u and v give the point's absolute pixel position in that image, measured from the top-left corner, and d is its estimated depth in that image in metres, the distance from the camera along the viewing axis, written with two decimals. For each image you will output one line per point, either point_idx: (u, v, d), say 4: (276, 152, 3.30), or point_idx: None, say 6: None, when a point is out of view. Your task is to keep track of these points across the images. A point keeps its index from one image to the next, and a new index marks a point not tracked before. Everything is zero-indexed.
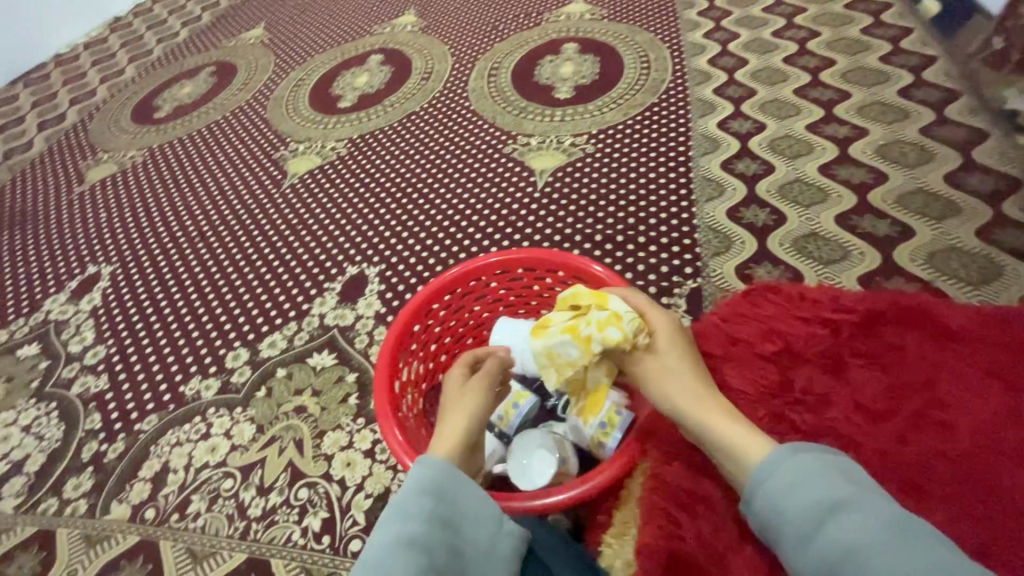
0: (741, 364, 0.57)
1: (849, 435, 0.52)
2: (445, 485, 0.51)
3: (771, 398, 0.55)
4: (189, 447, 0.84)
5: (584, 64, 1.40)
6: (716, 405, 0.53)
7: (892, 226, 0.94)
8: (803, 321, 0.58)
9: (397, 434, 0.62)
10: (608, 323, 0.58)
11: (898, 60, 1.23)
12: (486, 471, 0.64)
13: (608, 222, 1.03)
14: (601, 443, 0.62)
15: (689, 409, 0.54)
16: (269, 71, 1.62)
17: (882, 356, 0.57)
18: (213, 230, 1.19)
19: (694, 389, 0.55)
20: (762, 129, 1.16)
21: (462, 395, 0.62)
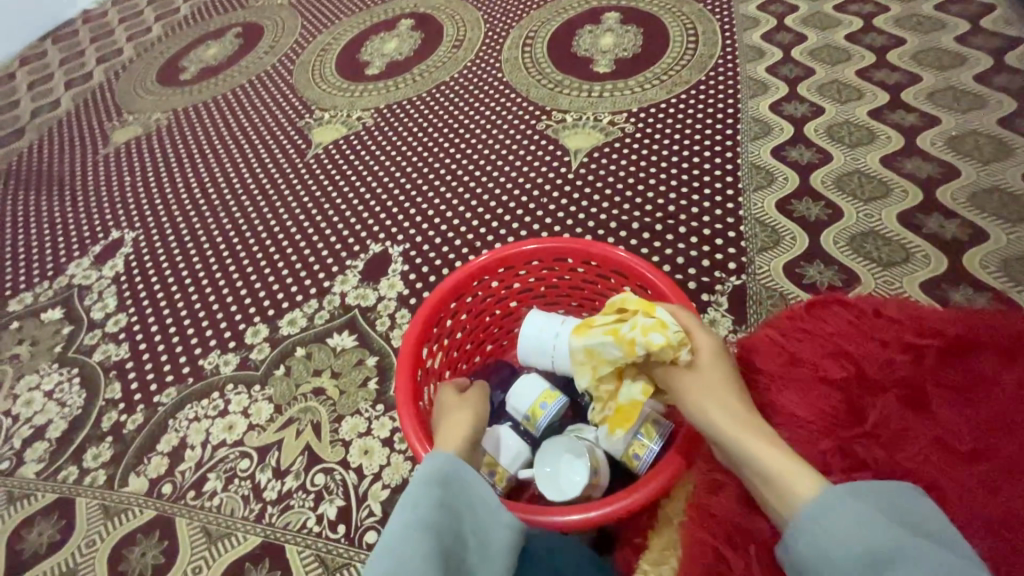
0: (801, 390, 0.48)
1: (932, 481, 0.42)
2: (453, 475, 0.50)
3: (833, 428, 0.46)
4: (207, 423, 0.82)
5: (627, 35, 1.31)
6: (762, 434, 0.46)
7: (962, 228, 0.86)
8: (878, 339, 0.49)
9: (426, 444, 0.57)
10: (653, 330, 0.53)
11: (977, 42, 1.12)
12: (510, 476, 0.61)
13: (646, 209, 0.97)
14: (637, 455, 0.58)
15: (729, 433, 0.47)
16: (296, 34, 1.56)
17: (987, 388, 0.45)
18: (235, 199, 1.16)
19: (739, 413, 0.48)
20: (819, 113, 1.06)
21: (463, 404, 0.61)
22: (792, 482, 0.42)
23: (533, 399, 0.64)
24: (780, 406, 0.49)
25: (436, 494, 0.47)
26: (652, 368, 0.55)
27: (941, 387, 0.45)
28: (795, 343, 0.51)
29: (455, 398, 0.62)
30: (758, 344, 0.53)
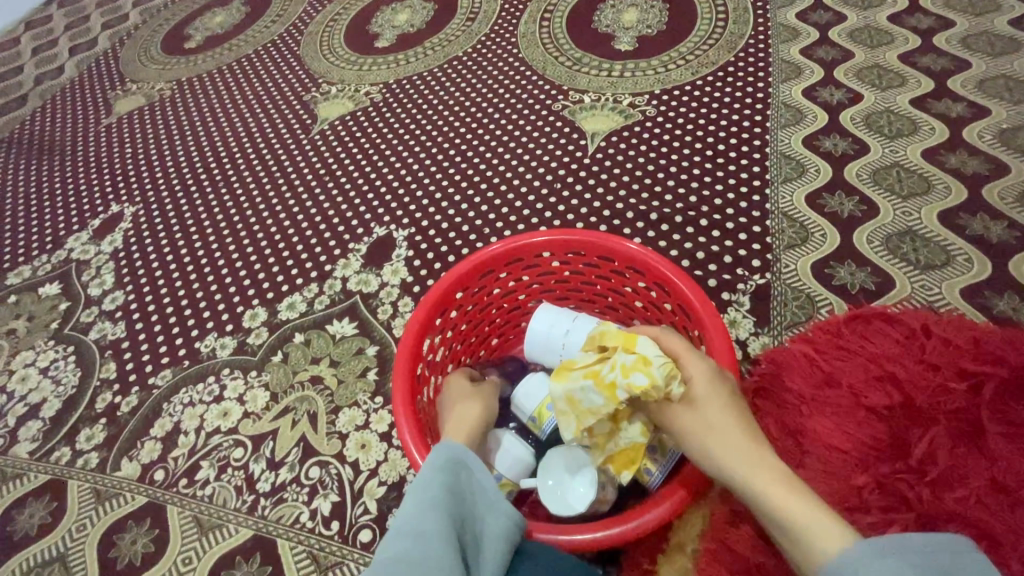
0: (837, 415, 0.46)
1: (981, 525, 0.39)
2: (456, 463, 0.48)
3: (872, 459, 0.43)
4: (202, 409, 0.80)
5: (652, 11, 1.23)
6: (775, 473, 0.43)
7: (1008, 230, 0.80)
8: (926, 366, 0.46)
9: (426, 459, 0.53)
10: (634, 367, 0.49)
11: None
12: (513, 483, 0.58)
13: (666, 200, 0.91)
14: (648, 470, 0.54)
15: (739, 473, 0.44)
16: (304, 2, 1.49)
17: None
18: (237, 175, 1.12)
19: (746, 451, 0.45)
20: (857, 101, 0.99)
21: (476, 394, 0.59)
22: (811, 528, 0.39)
23: (540, 399, 0.61)
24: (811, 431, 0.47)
25: (440, 481, 0.45)
26: (645, 404, 0.51)
27: (998, 419, 0.42)
28: (833, 364, 0.49)
29: (466, 387, 0.61)
30: (793, 363, 0.51)
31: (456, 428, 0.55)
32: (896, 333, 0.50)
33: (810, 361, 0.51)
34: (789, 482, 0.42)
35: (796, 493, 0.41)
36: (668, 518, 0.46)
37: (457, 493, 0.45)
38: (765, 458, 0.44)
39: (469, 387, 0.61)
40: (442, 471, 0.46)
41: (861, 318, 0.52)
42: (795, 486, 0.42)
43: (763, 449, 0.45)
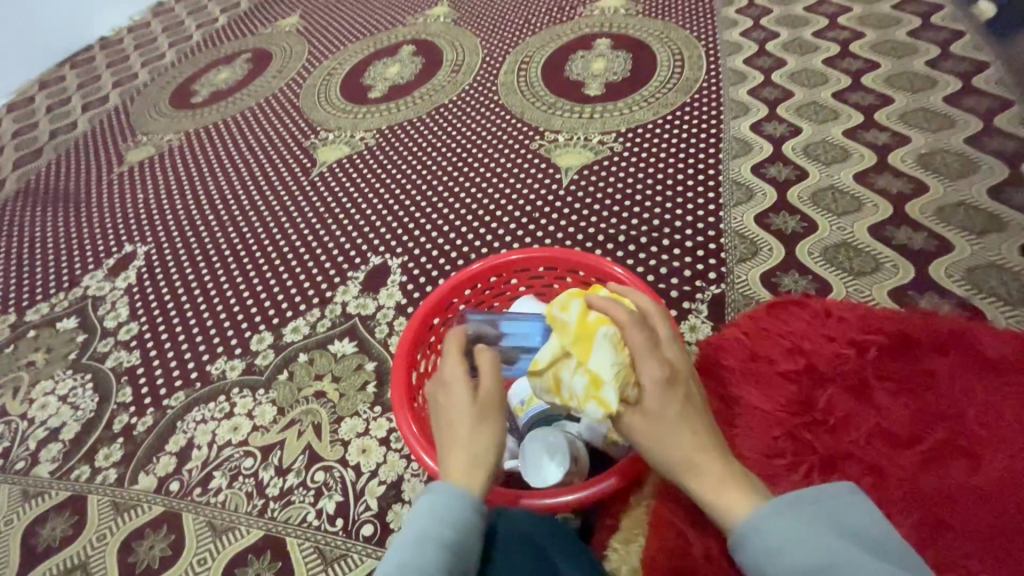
0: (768, 383, 0.57)
1: (873, 461, 0.51)
2: (443, 501, 0.49)
3: (790, 416, 0.55)
4: (214, 425, 0.87)
5: (617, 60, 1.38)
6: (716, 475, 0.49)
7: (929, 239, 0.91)
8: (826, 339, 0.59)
9: (428, 459, 0.60)
10: (587, 391, 0.52)
11: (947, 66, 1.19)
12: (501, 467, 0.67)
13: (631, 223, 1.02)
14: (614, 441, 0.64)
15: (686, 476, 0.50)
16: (303, 59, 1.64)
17: (913, 380, 0.55)
18: (243, 215, 1.22)
19: (692, 455, 0.50)
20: (796, 133, 1.13)
21: (482, 413, 0.56)
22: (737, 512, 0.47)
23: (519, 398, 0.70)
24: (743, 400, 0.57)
25: (429, 525, 0.47)
26: None
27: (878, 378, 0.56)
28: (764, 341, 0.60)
29: (467, 406, 0.56)
30: (726, 343, 0.62)
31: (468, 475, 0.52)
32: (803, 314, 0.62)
33: (740, 341, 0.62)
34: (727, 481, 0.49)
35: (732, 487, 0.48)
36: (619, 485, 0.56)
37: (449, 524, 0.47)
38: (708, 459, 0.50)
39: (471, 402, 0.56)
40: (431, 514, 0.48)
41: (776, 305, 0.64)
42: (732, 477, 0.49)
43: (709, 448, 0.51)
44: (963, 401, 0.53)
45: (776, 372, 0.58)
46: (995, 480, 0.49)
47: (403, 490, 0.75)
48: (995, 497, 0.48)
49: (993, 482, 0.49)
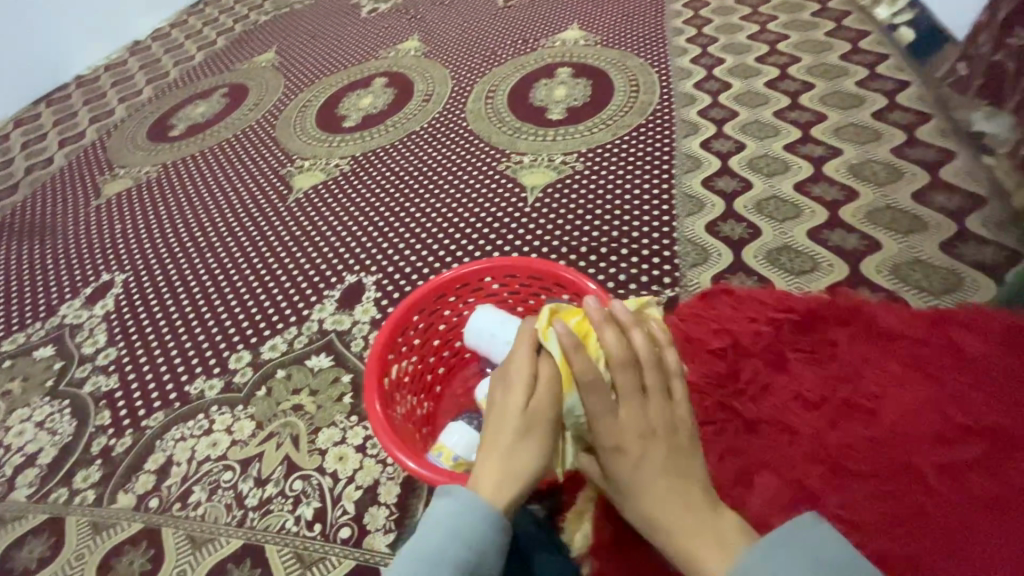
0: (706, 359, 0.77)
1: (782, 417, 0.69)
2: (467, 519, 0.49)
3: (718, 387, 0.73)
4: (193, 442, 0.89)
5: (577, 87, 1.48)
6: (677, 532, 0.52)
7: (860, 240, 1.00)
8: (749, 322, 0.78)
9: (410, 461, 0.63)
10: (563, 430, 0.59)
11: (875, 85, 1.30)
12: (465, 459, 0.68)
13: (593, 235, 1.09)
14: None
15: (648, 530, 0.53)
16: (279, 92, 1.71)
17: (816, 351, 0.75)
18: (221, 241, 1.26)
19: (653, 512, 0.52)
20: (741, 149, 1.22)
21: (531, 425, 0.54)
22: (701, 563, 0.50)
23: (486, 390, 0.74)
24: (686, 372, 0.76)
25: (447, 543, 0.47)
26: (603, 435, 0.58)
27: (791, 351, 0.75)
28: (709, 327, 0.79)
29: (516, 415, 0.54)
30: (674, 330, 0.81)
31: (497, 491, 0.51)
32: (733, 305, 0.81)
33: (682, 327, 0.81)
34: (686, 539, 0.51)
35: (694, 540, 0.51)
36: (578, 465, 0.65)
37: (466, 544, 0.47)
38: (667, 518, 0.52)
39: (520, 413, 0.54)
40: (451, 529, 0.48)
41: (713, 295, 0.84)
42: (692, 535, 0.51)
43: (671, 503, 0.52)
44: (854, 365, 0.72)
45: (708, 350, 0.77)
46: (879, 428, 0.66)
47: (379, 493, 0.78)
48: (878, 438, 0.66)
49: (878, 428, 0.66)
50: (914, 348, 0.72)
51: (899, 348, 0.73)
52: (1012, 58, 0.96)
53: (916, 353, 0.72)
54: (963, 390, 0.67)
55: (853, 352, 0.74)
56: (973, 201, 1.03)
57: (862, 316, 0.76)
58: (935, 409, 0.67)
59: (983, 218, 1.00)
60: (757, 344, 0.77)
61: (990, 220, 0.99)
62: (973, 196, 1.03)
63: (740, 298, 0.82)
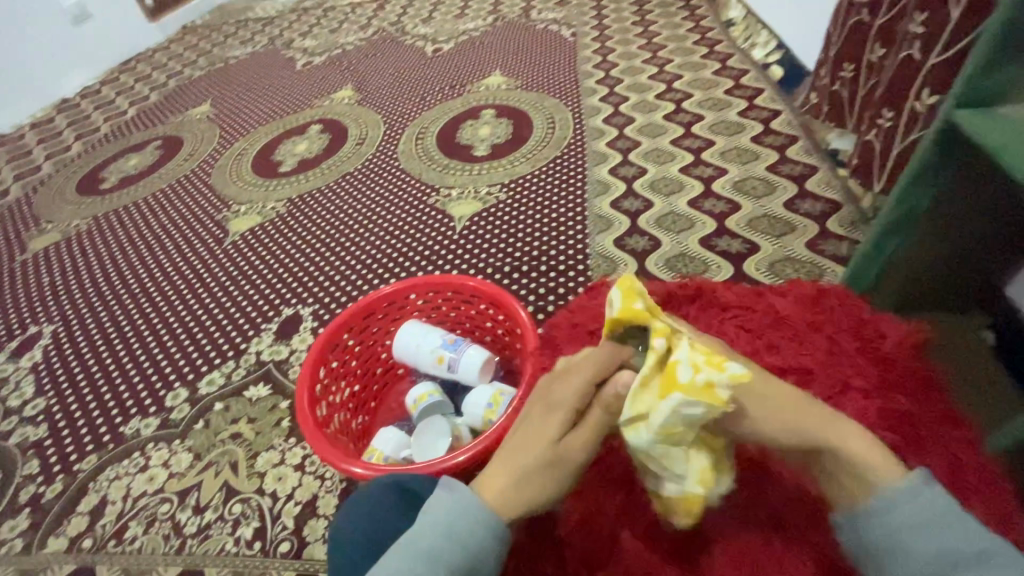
0: (574, 347, 0.69)
1: None
2: (470, 528, 0.48)
3: None
4: (128, 479, 0.91)
5: (499, 125, 1.60)
6: (830, 424, 0.50)
7: (742, 245, 1.15)
8: None
9: (357, 466, 0.67)
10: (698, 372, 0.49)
11: (753, 114, 1.47)
12: (396, 457, 0.76)
13: (515, 256, 1.20)
14: (491, 418, 0.77)
15: (815, 439, 0.50)
16: (213, 143, 1.76)
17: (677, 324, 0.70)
18: (156, 286, 1.29)
19: (802, 420, 0.50)
20: (644, 173, 1.36)
21: (556, 460, 0.52)
22: (879, 465, 0.49)
23: (417, 396, 0.83)
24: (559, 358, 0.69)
25: (445, 550, 0.47)
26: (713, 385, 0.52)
27: None
28: (573, 318, 0.73)
29: (547, 443, 0.52)
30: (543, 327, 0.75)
31: (510, 506, 0.50)
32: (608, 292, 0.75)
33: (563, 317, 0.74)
34: (855, 440, 0.50)
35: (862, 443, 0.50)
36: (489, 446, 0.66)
37: (467, 555, 0.47)
38: (817, 416, 0.51)
39: (551, 443, 0.52)
40: (449, 540, 0.47)
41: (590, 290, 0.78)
42: (847, 431, 0.51)
43: (807, 404, 0.52)
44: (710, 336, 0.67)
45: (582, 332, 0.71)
46: None
47: (318, 506, 0.82)
48: None
49: None
50: (761, 317, 0.66)
51: (746, 316, 0.67)
52: (846, 86, 1.13)
53: (760, 318, 0.66)
54: (817, 347, 0.62)
55: (706, 325, 0.67)
56: (834, 205, 1.19)
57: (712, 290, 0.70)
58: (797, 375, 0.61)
59: (842, 219, 1.16)
60: None
61: (845, 221, 1.15)
62: (834, 201, 1.20)
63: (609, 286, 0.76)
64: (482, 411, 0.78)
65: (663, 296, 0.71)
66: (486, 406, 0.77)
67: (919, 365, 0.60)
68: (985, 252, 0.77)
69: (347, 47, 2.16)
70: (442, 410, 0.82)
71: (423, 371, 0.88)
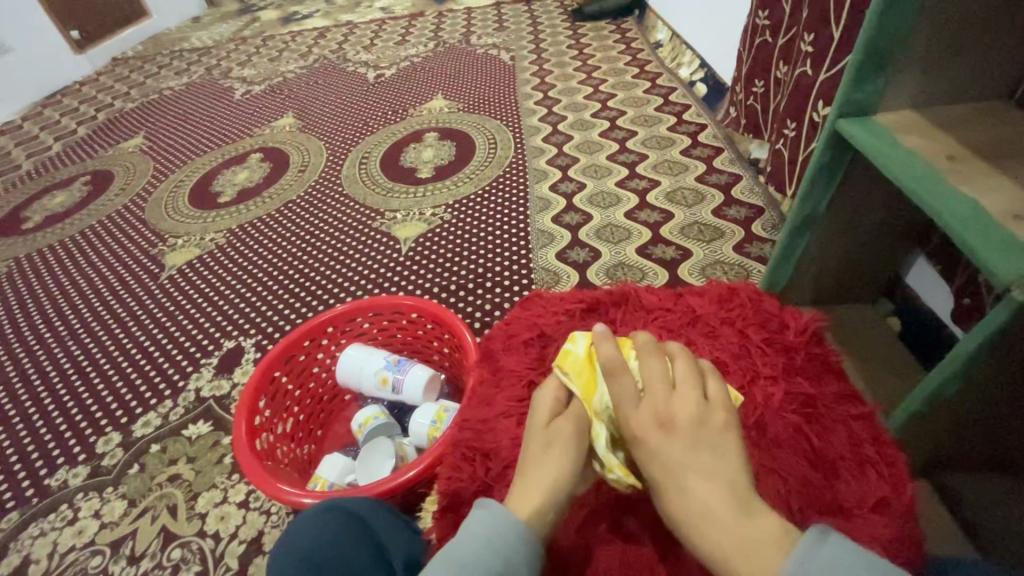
0: (509, 357, 0.71)
1: None
2: (512, 553, 0.47)
3: (524, 374, 0.69)
4: (55, 535, 0.87)
5: (442, 147, 1.62)
6: (706, 524, 0.48)
7: (676, 251, 1.21)
8: (554, 313, 0.74)
9: (307, 496, 0.66)
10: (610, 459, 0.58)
11: (682, 129, 1.55)
12: (340, 483, 0.77)
13: (461, 275, 1.22)
14: (435, 436, 0.78)
15: (697, 537, 0.48)
16: (147, 175, 1.70)
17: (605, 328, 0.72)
18: (85, 328, 1.23)
19: (698, 518, 0.48)
20: (582, 188, 1.41)
21: (550, 440, 0.56)
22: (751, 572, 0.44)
23: (362, 419, 0.83)
24: (500, 369, 0.70)
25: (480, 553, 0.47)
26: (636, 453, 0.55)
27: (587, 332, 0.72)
28: (508, 329, 0.75)
29: (540, 431, 0.57)
30: (484, 341, 0.75)
31: (525, 494, 0.52)
32: (543, 302, 0.77)
33: (502, 329, 0.76)
34: (737, 549, 0.46)
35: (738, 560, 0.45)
36: (433, 463, 0.67)
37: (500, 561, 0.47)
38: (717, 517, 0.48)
39: (544, 427, 0.57)
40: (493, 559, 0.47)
41: (525, 300, 0.79)
42: (734, 539, 0.46)
43: (722, 502, 0.48)
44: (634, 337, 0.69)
45: (518, 342, 0.73)
46: None
47: (263, 543, 0.81)
48: None
49: None
50: (683, 316, 0.70)
51: (669, 317, 0.71)
52: (759, 101, 1.21)
53: (679, 318, 0.70)
54: (738, 340, 0.66)
55: (631, 329, 0.71)
56: (757, 211, 1.27)
57: (638, 293, 0.74)
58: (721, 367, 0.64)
59: (765, 223, 1.24)
60: (561, 331, 0.73)
61: (768, 224, 1.23)
62: (757, 207, 1.28)
63: (544, 296, 0.78)
64: (426, 429, 0.78)
65: (592, 303, 0.74)
66: (430, 423, 0.78)
67: (820, 351, 0.66)
68: (879, 247, 0.85)
69: (287, 74, 2.14)
70: (388, 432, 0.82)
71: (369, 394, 0.88)
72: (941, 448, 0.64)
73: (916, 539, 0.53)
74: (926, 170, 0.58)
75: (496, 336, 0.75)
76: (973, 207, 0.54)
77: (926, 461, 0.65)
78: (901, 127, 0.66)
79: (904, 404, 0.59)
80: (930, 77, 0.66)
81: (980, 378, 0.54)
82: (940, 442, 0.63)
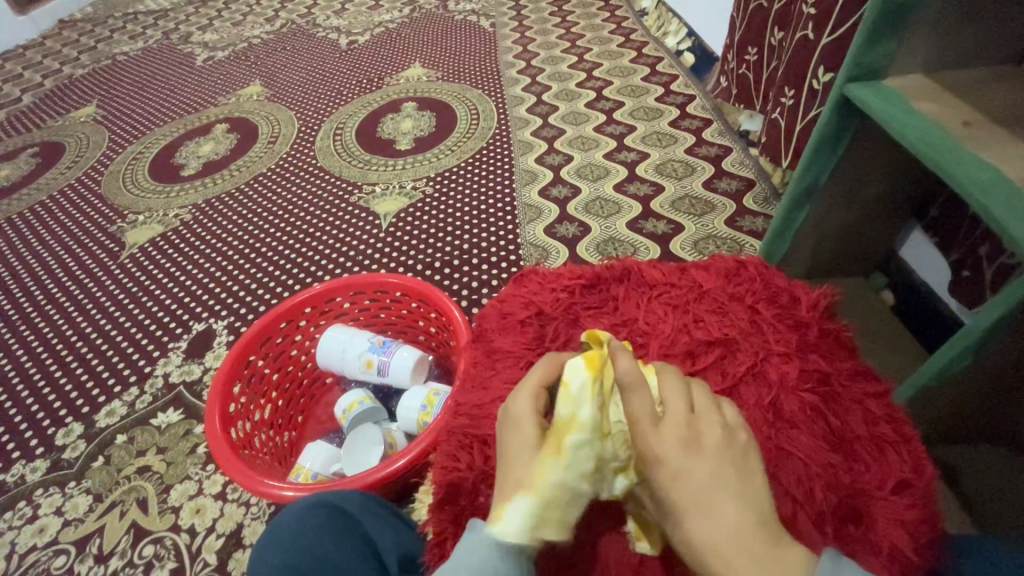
0: (504, 338, 0.67)
1: None
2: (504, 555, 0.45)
3: (521, 356, 0.65)
4: (14, 533, 0.82)
5: (422, 118, 1.53)
6: (731, 544, 0.42)
7: (667, 225, 1.18)
8: (550, 289, 0.70)
9: (287, 488, 0.62)
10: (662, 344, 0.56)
11: (670, 99, 1.50)
12: (328, 471, 0.73)
13: (446, 251, 1.16)
14: (425, 422, 0.74)
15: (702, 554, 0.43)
16: (102, 147, 1.58)
17: (605, 306, 0.69)
18: (40, 311, 1.14)
19: (712, 535, 0.43)
20: (570, 161, 1.36)
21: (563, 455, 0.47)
22: None
23: (352, 401, 0.79)
24: (497, 349, 0.66)
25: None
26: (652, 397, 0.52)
27: (587, 309, 0.68)
28: (502, 308, 0.70)
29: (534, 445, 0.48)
30: (480, 321, 0.71)
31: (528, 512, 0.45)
32: (540, 278, 0.73)
33: (497, 309, 0.71)
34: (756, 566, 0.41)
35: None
36: (427, 450, 0.64)
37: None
38: (734, 537, 0.42)
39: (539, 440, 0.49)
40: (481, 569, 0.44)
41: (521, 277, 0.75)
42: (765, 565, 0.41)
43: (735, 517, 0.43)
44: (634, 314, 0.66)
45: (515, 321, 0.68)
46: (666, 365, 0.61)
47: (243, 536, 0.77)
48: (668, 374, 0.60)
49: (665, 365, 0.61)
50: (689, 293, 0.67)
51: (674, 293, 0.67)
52: (751, 69, 1.17)
53: (683, 293, 0.67)
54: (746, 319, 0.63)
55: (634, 306, 0.67)
56: (748, 183, 1.24)
57: (641, 267, 0.71)
58: (733, 348, 0.61)
59: (755, 196, 1.21)
60: (558, 308, 0.68)
61: (759, 197, 1.21)
62: (747, 180, 1.25)
63: (539, 272, 0.74)
64: (416, 414, 0.74)
65: (592, 279, 0.70)
66: (420, 409, 0.74)
67: (832, 327, 0.64)
68: (879, 219, 0.83)
69: (253, 41, 2.00)
70: (375, 417, 0.79)
71: (353, 378, 0.83)
72: (943, 424, 0.64)
73: (938, 522, 0.52)
74: (942, 135, 0.55)
75: (490, 315, 0.71)
76: (994, 173, 0.51)
77: (930, 435, 0.65)
78: (912, 92, 0.62)
79: (911, 380, 0.59)
80: (941, 41, 0.63)
81: (993, 353, 0.52)
82: (944, 415, 0.62)
